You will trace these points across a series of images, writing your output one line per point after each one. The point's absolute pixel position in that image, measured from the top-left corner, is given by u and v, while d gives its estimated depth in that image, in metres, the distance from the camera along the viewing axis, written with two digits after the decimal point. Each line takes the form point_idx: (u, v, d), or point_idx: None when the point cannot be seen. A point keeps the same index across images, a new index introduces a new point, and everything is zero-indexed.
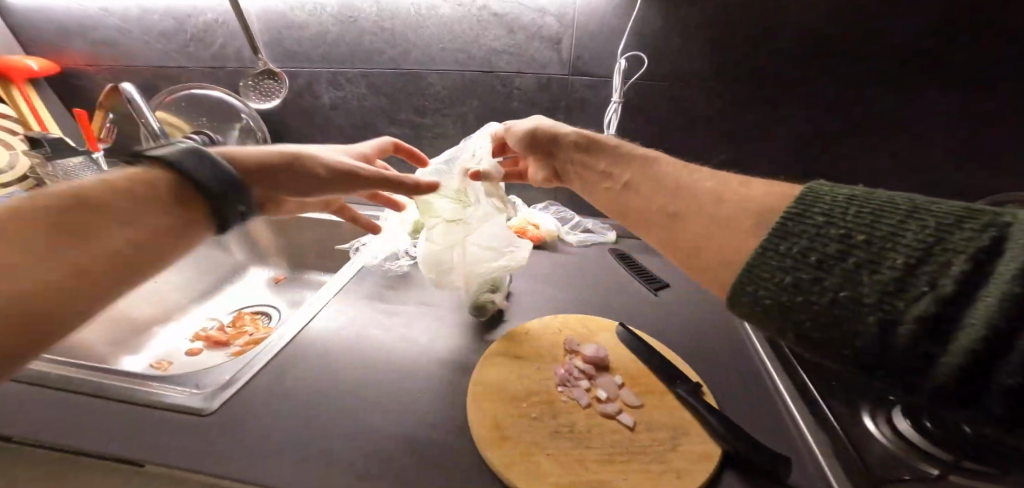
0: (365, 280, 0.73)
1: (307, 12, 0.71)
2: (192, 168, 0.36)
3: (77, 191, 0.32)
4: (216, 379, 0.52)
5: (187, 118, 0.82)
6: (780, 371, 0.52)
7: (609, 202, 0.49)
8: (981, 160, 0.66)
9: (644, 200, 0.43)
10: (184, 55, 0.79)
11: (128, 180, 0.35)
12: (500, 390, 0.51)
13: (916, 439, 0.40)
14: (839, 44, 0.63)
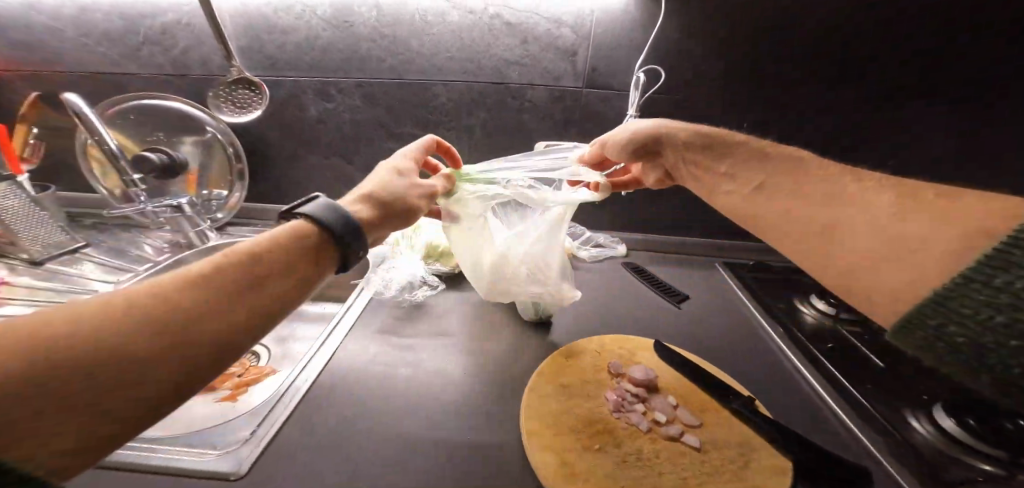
0: (380, 312, 0.68)
1: (293, 15, 0.66)
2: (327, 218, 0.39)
3: (254, 249, 0.35)
4: (236, 438, 0.45)
5: (137, 134, 0.70)
6: (814, 374, 0.55)
7: (725, 199, 0.47)
8: (981, 160, 0.74)
9: (765, 203, 0.43)
10: (138, 59, 0.70)
11: (296, 236, 0.38)
12: (555, 422, 0.49)
13: (962, 435, 0.44)
14: (838, 44, 0.68)
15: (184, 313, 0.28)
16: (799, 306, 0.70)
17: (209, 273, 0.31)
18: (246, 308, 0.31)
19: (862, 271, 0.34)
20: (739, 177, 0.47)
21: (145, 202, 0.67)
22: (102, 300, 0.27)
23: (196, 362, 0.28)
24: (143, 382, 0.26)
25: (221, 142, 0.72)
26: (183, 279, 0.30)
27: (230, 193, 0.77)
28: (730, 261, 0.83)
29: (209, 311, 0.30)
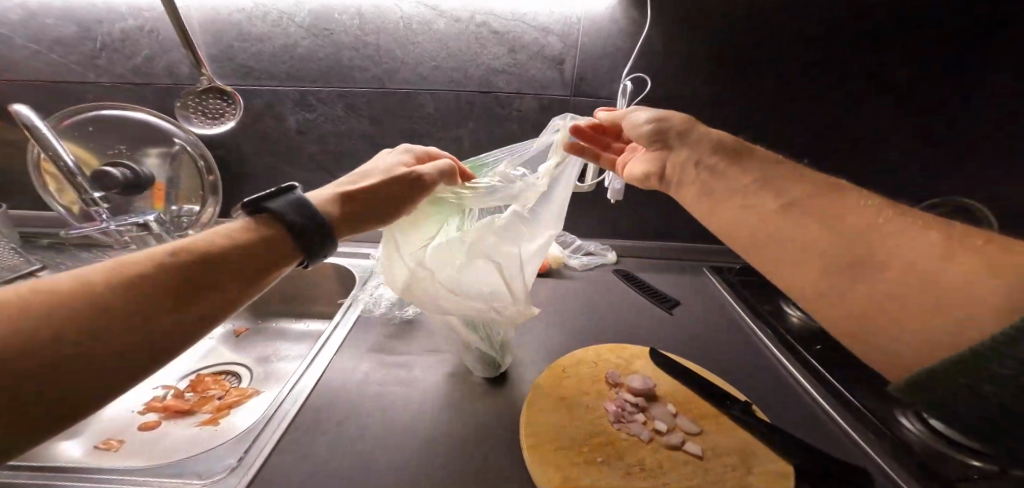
0: (370, 329, 0.65)
1: (270, 22, 0.63)
2: (291, 217, 0.40)
3: (197, 247, 0.36)
4: (223, 465, 0.43)
5: (97, 147, 0.65)
6: (807, 377, 0.57)
7: (728, 218, 0.44)
8: (997, 154, 0.75)
9: (783, 223, 0.40)
10: (95, 67, 0.65)
11: (246, 234, 0.39)
12: (557, 437, 0.48)
13: (949, 432, 0.48)
14: (840, 38, 0.70)
15: (119, 308, 0.30)
16: (786, 309, 0.73)
17: (145, 268, 0.33)
18: (180, 304, 0.33)
19: (889, 308, 0.32)
20: (758, 191, 0.43)
21: (107, 220, 0.62)
22: (44, 291, 0.28)
23: (131, 349, 0.30)
24: (78, 365, 0.28)
25: (192, 155, 0.69)
26: (122, 275, 0.32)
27: (201, 208, 0.73)
28: (718, 266, 0.85)
29: (144, 305, 0.31)
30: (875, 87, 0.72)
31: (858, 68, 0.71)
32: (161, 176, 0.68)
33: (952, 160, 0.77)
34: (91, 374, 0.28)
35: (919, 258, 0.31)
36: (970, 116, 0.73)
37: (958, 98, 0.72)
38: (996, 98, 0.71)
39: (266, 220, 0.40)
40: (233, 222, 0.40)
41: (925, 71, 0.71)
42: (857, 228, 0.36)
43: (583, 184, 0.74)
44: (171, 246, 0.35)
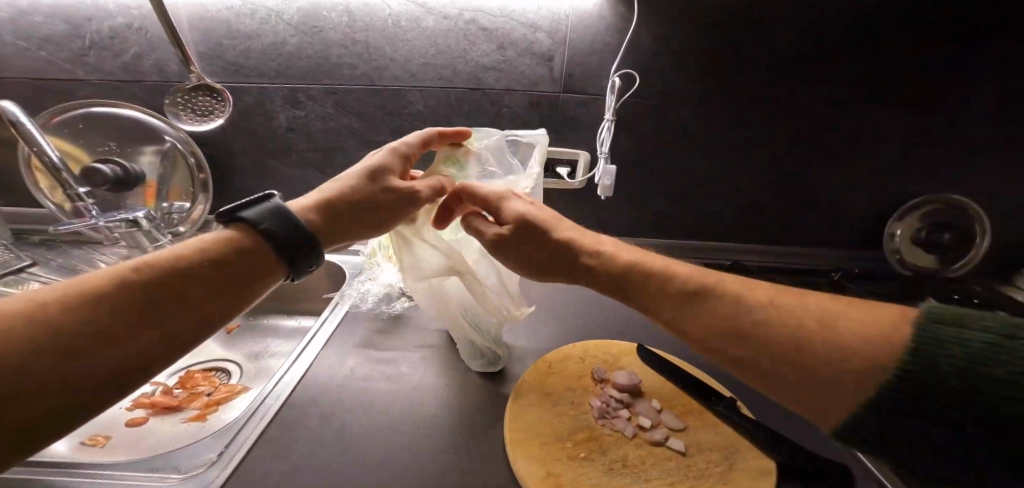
0: (357, 325, 0.65)
1: (258, 20, 0.64)
2: (277, 229, 0.40)
3: (172, 261, 0.35)
4: (204, 460, 0.43)
5: (87, 145, 0.66)
6: None
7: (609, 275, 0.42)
8: (991, 151, 0.75)
9: (663, 295, 0.40)
10: (85, 65, 0.66)
11: (221, 244, 0.38)
12: (541, 432, 0.48)
13: None
14: (838, 36, 0.69)
15: (98, 323, 0.30)
16: None
17: (120, 285, 0.32)
18: (156, 317, 0.33)
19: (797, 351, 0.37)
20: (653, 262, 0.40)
21: (96, 216, 0.62)
22: (24, 308, 0.29)
23: (109, 363, 0.30)
24: (60, 380, 0.28)
25: (181, 152, 0.69)
26: (97, 290, 0.32)
27: (192, 205, 0.74)
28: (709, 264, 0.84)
29: (119, 319, 0.31)
30: (867, 85, 0.72)
31: (850, 65, 0.71)
32: (152, 174, 0.69)
33: (945, 158, 0.76)
34: (72, 386, 0.28)
35: (830, 323, 0.33)
36: (962, 114, 0.73)
37: (951, 94, 0.71)
38: (988, 96, 0.71)
39: (243, 230, 0.39)
40: (208, 232, 0.39)
41: (918, 67, 0.70)
42: (754, 300, 0.36)
43: (573, 180, 0.74)
44: (143, 259, 0.35)
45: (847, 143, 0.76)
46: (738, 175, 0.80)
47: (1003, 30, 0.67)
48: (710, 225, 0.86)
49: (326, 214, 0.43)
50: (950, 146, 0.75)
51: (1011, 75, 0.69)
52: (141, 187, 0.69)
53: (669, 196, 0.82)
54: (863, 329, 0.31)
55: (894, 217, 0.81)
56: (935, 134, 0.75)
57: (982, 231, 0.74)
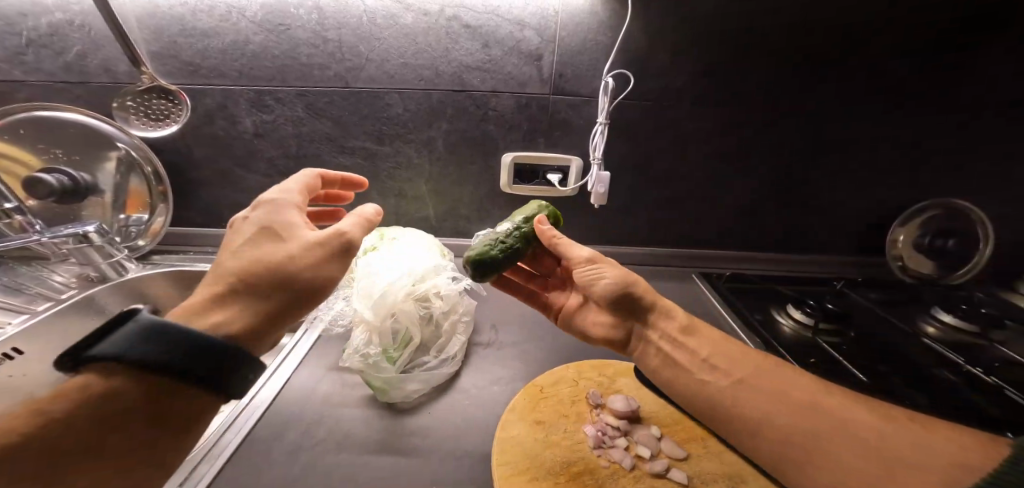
0: (329, 347, 0.60)
1: (217, 17, 0.58)
2: (147, 351, 0.31)
3: (239, 276, 0.37)
4: None
5: (31, 151, 0.60)
6: None
7: (716, 357, 0.46)
8: (988, 156, 0.74)
9: (742, 362, 0.46)
10: (23, 64, 0.59)
11: (294, 250, 0.39)
12: (531, 466, 0.43)
13: None
14: (854, 37, 0.65)
15: None
16: (775, 318, 0.66)
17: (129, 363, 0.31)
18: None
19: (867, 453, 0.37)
20: (756, 363, 0.45)
21: (40, 231, 0.57)
22: (85, 374, 0.31)
23: None
24: None
25: (137, 160, 0.64)
26: None
27: (151, 216, 0.69)
28: (706, 272, 0.81)
29: (77, 462, 0.29)
30: (876, 86, 0.69)
31: (855, 65, 0.67)
32: (106, 183, 0.64)
33: (949, 162, 0.74)
34: None
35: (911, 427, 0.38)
36: (962, 117, 0.71)
37: (953, 96, 0.69)
38: (991, 97, 0.69)
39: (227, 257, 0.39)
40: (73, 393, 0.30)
41: (923, 69, 0.67)
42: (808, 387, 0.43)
43: (564, 187, 0.73)
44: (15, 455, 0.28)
45: (843, 144, 0.73)
46: (738, 180, 0.76)
47: (1006, 30, 0.64)
48: (709, 231, 0.82)
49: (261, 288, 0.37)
50: (941, 148, 0.73)
51: (996, 80, 0.68)
52: (95, 199, 0.64)
53: (666, 203, 0.78)
54: (918, 444, 0.36)
55: (896, 222, 0.79)
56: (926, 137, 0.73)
57: (987, 235, 0.74)
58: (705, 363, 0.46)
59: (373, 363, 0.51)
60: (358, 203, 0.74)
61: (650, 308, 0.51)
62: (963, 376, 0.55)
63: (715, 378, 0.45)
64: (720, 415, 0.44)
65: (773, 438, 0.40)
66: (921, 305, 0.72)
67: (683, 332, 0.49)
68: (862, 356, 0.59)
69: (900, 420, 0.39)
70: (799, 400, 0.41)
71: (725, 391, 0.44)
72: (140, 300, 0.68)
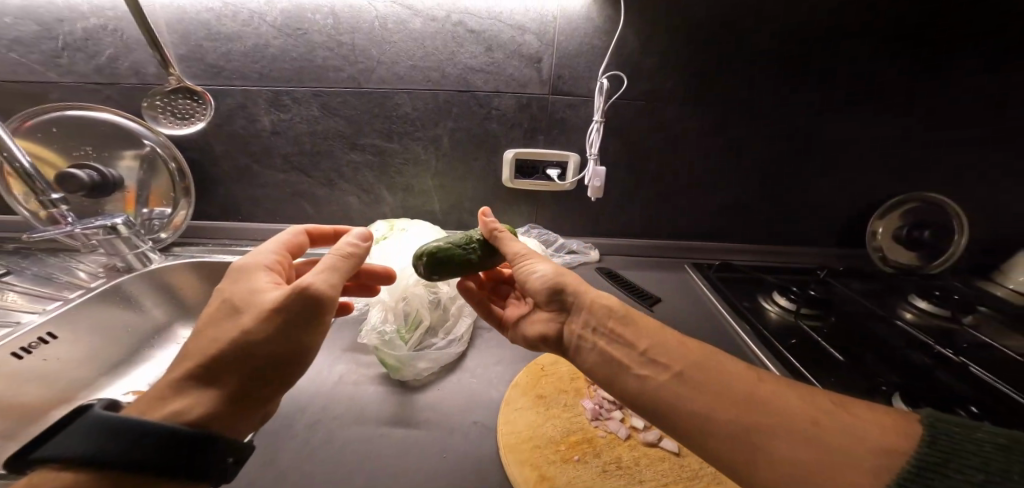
0: (343, 331, 0.64)
1: (239, 22, 0.62)
2: (106, 449, 0.31)
3: (201, 358, 0.38)
4: None
5: (62, 149, 0.65)
6: (780, 366, 0.56)
7: (655, 350, 0.41)
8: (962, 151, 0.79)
9: (679, 350, 0.41)
10: (57, 68, 0.64)
11: (250, 322, 0.39)
12: (534, 434, 0.47)
13: None
14: (835, 39, 0.70)
15: None
16: (762, 304, 0.70)
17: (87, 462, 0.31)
18: None
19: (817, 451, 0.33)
20: (695, 349, 0.41)
21: (73, 223, 0.61)
22: (40, 472, 0.31)
23: None
24: None
25: (161, 157, 0.68)
26: None
27: (173, 211, 0.73)
28: (698, 262, 0.85)
29: None
30: (857, 85, 0.73)
31: (837, 66, 0.71)
32: (132, 179, 0.68)
33: (924, 158, 0.79)
34: None
35: (848, 412, 0.36)
36: (937, 114, 0.75)
37: (927, 94, 0.74)
38: (963, 95, 0.74)
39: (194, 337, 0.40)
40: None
41: (900, 70, 0.72)
42: (746, 373, 0.39)
43: (563, 181, 0.78)
44: None
45: (827, 140, 0.77)
46: (729, 175, 0.80)
47: (975, 32, 0.69)
48: (701, 224, 0.86)
49: (224, 362, 0.37)
50: (917, 144, 0.78)
51: (967, 79, 0.72)
52: (119, 193, 0.68)
53: (661, 197, 0.82)
54: (861, 435, 0.34)
55: (874, 215, 0.83)
56: (903, 135, 0.77)
57: (961, 226, 0.78)
58: (644, 357, 0.41)
59: (389, 340, 0.55)
60: (368, 197, 0.78)
61: (586, 302, 0.46)
62: (935, 358, 0.59)
63: (655, 373, 0.40)
64: (663, 414, 0.38)
65: (721, 437, 0.35)
66: (900, 293, 0.77)
67: (618, 320, 0.44)
68: (841, 339, 0.63)
69: (838, 406, 0.36)
70: (738, 391, 0.37)
71: (663, 386, 0.39)
72: (163, 290, 0.72)
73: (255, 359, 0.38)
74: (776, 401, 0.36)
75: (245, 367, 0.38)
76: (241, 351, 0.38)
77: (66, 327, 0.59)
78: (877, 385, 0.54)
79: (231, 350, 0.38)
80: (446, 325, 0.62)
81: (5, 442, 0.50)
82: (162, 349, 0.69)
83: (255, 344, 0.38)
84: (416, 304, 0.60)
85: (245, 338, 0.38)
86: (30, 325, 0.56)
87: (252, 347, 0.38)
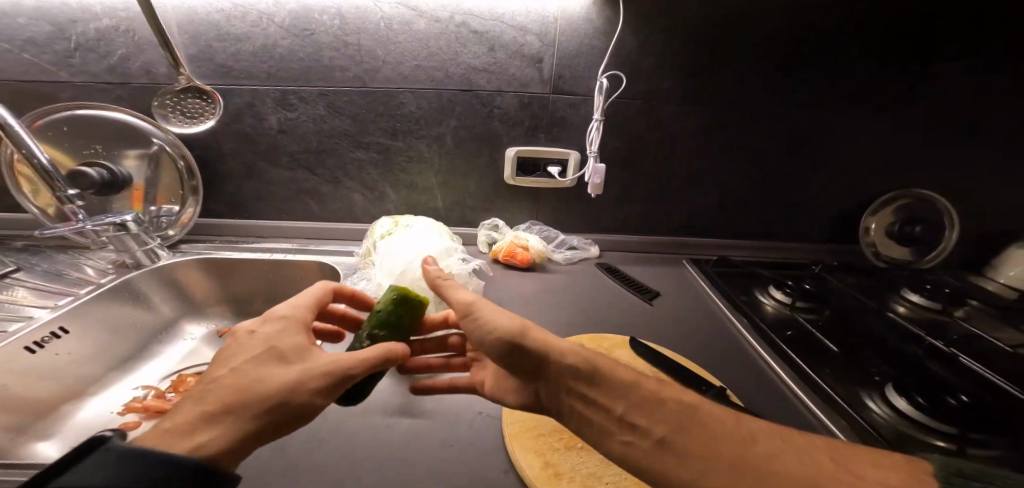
0: None
1: (248, 22, 0.64)
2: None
3: (236, 393, 0.35)
4: None
5: (72, 147, 0.66)
6: (774, 356, 0.58)
7: (636, 413, 0.37)
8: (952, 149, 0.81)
9: (658, 411, 0.36)
10: (68, 67, 0.65)
11: (299, 372, 0.38)
12: (537, 423, 0.49)
13: (917, 416, 0.48)
14: (828, 40, 0.71)
15: None
16: (759, 298, 0.72)
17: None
18: None
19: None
20: (678, 404, 0.37)
21: (83, 220, 0.62)
22: None
23: None
24: None
25: (170, 155, 0.69)
26: None
27: (181, 208, 0.74)
28: (696, 258, 0.86)
29: None
30: (851, 84, 0.75)
31: (831, 65, 0.73)
32: (140, 177, 0.69)
33: (916, 156, 0.81)
34: None
35: (852, 466, 0.32)
36: (927, 112, 0.77)
37: (918, 94, 0.76)
38: (953, 94, 0.76)
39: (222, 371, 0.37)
40: None
41: (891, 70, 0.74)
42: (735, 426, 0.35)
43: (563, 178, 0.79)
44: None
45: (821, 138, 0.79)
46: (725, 172, 0.82)
47: (964, 33, 0.71)
48: (700, 221, 0.88)
49: (258, 403, 0.35)
50: (908, 142, 0.80)
51: (956, 79, 0.74)
52: (128, 191, 0.69)
53: (659, 193, 0.84)
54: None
55: (867, 212, 0.85)
56: (894, 133, 0.79)
57: (952, 223, 0.80)
58: (621, 421, 0.37)
59: None
60: (372, 194, 0.80)
61: (529, 349, 0.42)
62: (926, 349, 0.61)
63: (636, 439, 0.36)
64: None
65: None
66: (893, 287, 0.78)
67: (586, 378, 0.40)
68: (834, 330, 0.65)
69: (842, 458, 0.32)
70: (733, 453, 0.33)
71: (646, 454, 0.35)
72: (171, 286, 0.73)
73: (291, 411, 0.36)
74: (771, 463, 0.32)
75: (277, 416, 0.36)
76: (279, 399, 0.36)
77: (77, 323, 0.60)
78: (869, 375, 0.55)
79: (271, 396, 0.36)
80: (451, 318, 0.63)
81: (18, 435, 0.51)
82: (169, 345, 0.70)
83: (295, 395, 0.37)
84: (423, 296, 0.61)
85: (288, 387, 0.37)
86: (41, 320, 0.56)
87: (293, 397, 0.37)
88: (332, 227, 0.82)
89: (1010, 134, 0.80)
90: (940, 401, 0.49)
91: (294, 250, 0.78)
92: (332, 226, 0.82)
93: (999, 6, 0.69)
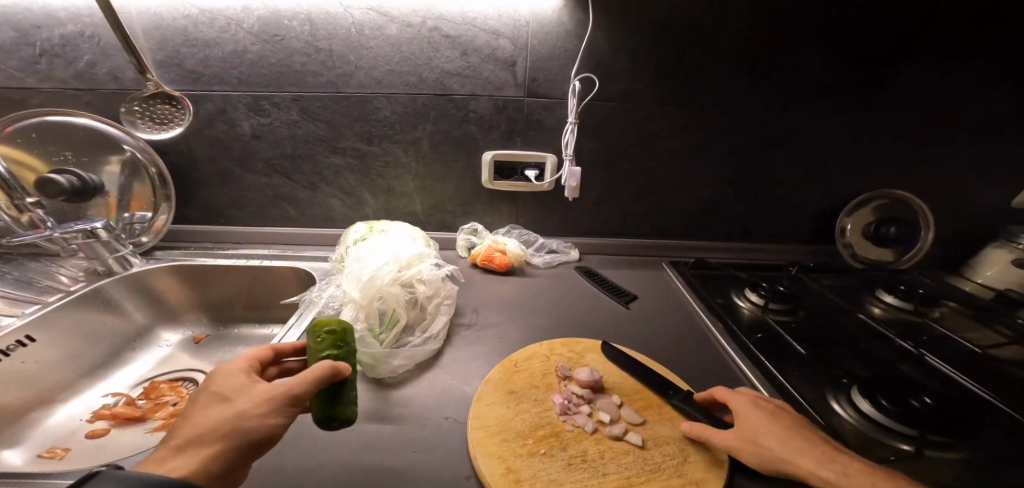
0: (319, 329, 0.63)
1: (217, 28, 0.64)
2: None
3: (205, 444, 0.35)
4: None
5: (43, 154, 0.65)
6: (745, 359, 0.58)
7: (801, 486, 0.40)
8: (927, 149, 0.81)
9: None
10: (36, 73, 0.65)
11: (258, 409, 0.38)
12: (503, 428, 0.48)
13: (882, 419, 0.48)
14: (801, 40, 0.71)
15: None
16: (735, 300, 0.72)
17: None
18: None
19: None
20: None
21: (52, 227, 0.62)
22: None
23: None
24: None
25: (141, 162, 0.69)
26: None
27: (155, 214, 0.74)
28: (676, 260, 0.86)
29: None
30: (825, 85, 0.75)
31: (804, 66, 0.73)
32: (112, 184, 0.69)
33: (891, 156, 0.81)
34: None
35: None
36: (902, 113, 0.77)
37: (891, 94, 0.76)
38: (926, 94, 0.76)
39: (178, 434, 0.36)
40: None
41: (863, 71, 0.74)
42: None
43: (541, 181, 0.79)
44: None
45: (797, 140, 0.79)
46: (702, 174, 0.82)
47: (934, 34, 0.71)
48: (679, 223, 0.88)
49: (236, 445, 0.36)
50: (883, 142, 0.80)
51: (927, 80, 0.75)
52: (101, 198, 0.69)
53: (638, 196, 0.84)
54: None
55: (844, 212, 0.85)
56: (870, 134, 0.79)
57: (928, 223, 0.82)
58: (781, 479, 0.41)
59: (367, 338, 0.56)
60: (350, 199, 0.79)
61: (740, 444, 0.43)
62: (897, 350, 0.61)
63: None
64: None
65: None
66: (870, 288, 0.79)
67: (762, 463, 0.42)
68: (806, 332, 0.64)
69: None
70: None
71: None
72: (145, 293, 0.73)
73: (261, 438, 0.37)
74: None
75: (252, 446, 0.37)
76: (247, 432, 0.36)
77: (45, 330, 0.60)
78: (839, 378, 0.55)
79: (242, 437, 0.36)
80: (422, 323, 0.63)
81: None
82: (145, 351, 0.70)
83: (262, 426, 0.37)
84: (394, 303, 0.60)
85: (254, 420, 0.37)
86: (9, 327, 0.56)
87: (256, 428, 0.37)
88: (310, 233, 0.82)
89: (987, 134, 0.80)
90: (903, 402, 0.49)
91: (271, 256, 0.78)
92: (310, 232, 0.82)
93: (985, 7, 0.69)
